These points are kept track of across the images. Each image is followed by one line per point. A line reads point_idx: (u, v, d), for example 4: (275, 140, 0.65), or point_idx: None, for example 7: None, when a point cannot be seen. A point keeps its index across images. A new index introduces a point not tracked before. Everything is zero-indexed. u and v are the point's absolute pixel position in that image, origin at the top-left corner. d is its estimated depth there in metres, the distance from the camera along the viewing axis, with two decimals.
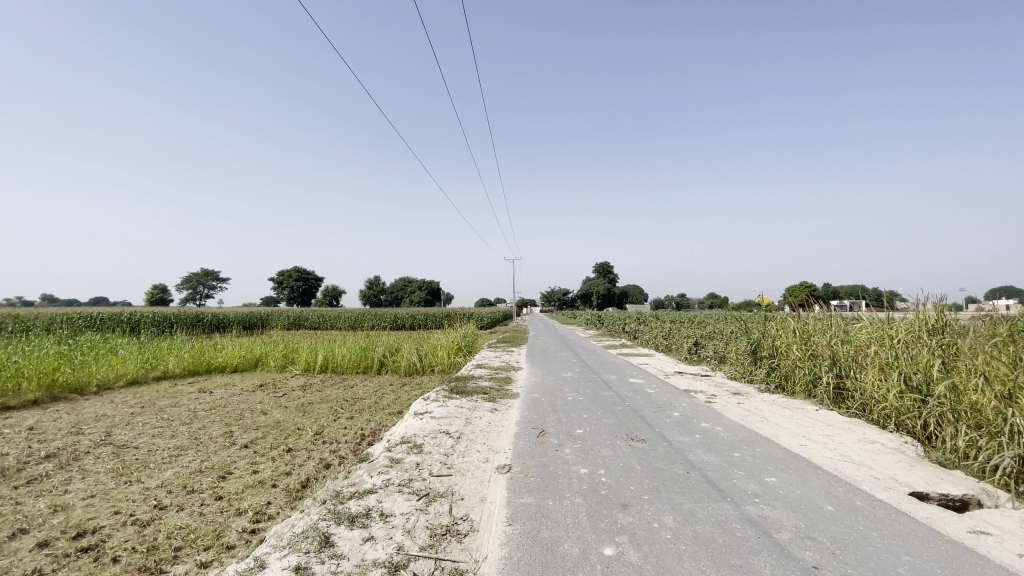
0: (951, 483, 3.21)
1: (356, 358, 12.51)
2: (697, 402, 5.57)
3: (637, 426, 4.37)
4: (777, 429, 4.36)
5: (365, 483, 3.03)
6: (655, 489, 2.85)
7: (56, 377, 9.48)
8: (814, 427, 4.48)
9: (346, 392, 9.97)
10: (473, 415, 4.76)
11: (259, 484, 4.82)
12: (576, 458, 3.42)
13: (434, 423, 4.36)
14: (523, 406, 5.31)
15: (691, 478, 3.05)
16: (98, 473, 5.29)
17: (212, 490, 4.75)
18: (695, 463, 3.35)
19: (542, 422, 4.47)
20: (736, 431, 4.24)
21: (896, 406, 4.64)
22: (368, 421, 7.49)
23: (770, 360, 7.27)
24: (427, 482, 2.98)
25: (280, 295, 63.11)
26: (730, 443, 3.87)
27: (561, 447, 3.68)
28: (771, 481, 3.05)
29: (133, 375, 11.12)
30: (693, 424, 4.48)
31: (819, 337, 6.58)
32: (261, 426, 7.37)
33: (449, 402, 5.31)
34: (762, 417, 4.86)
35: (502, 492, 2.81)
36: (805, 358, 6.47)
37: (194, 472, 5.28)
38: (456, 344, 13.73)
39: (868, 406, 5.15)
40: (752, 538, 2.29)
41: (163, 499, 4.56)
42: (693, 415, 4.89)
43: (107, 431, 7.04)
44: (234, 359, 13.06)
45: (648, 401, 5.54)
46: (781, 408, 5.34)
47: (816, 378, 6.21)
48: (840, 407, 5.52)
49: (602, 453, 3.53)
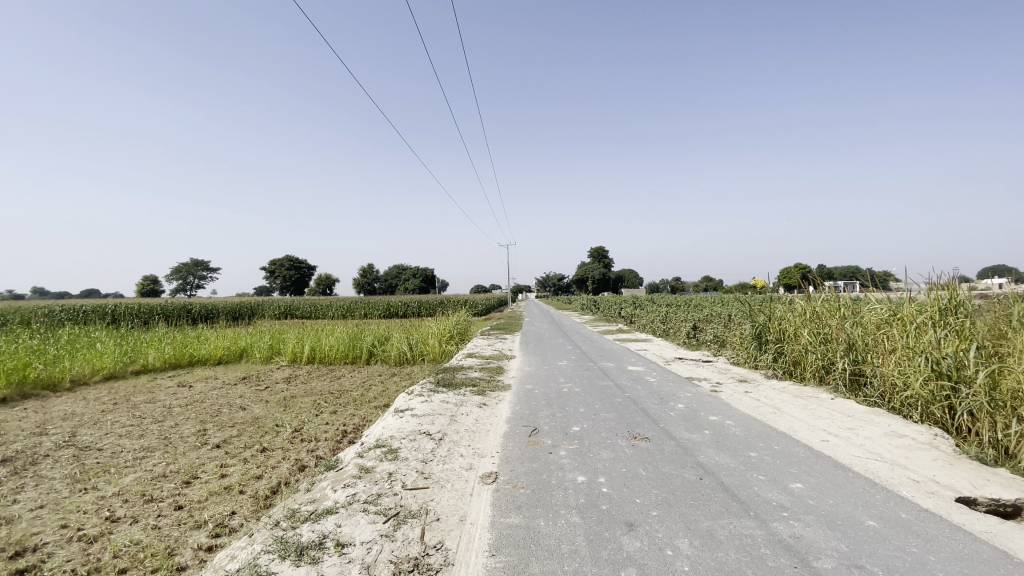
0: (999, 485, 2.79)
1: (344, 348, 12.04)
2: (703, 392, 5.17)
3: (640, 421, 3.94)
4: (793, 422, 3.95)
5: (326, 500, 2.60)
6: (666, 503, 2.42)
7: (26, 373, 8.98)
8: (833, 418, 4.08)
9: (332, 384, 9.52)
10: (459, 412, 4.32)
11: (224, 491, 4.38)
12: (572, 462, 2.98)
13: (414, 422, 3.92)
14: (515, 399, 4.87)
15: (704, 487, 2.63)
16: (53, 479, 4.85)
17: (173, 499, 4.31)
18: (707, 466, 2.93)
19: (534, 418, 4.04)
20: (748, 425, 3.83)
21: (924, 395, 4.23)
22: (352, 415, 7.05)
23: (776, 345, 6.88)
24: (398, 498, 2.55)
25: (273, 283, 62.27)
26: (744, 440, 3.44)
27: (555, 448, 3.25)
28: (797, 489, 2.64)
29: (110, 370, 10.63)
30: (700, 418, 4.06)
31: (830, 319, 6.17)
32: (237, 423, 6.93)
33: (434, 397, 4.87)
34: (775, 408, 4.45)
35: (485, 510, 2.38)
36: (815, 342, 6.06)
37: (157, 477, 4.85)
38: (448, 332, 13.30)
39: (889, 394, 4.75)
40: (788, 569, 1.87)
41: (116, 511, 4.12)
42: (700, 406, 4.47)
43: (72, 431, 6.57)
44: (217, 351, 12.59)
45: (650, 392, 5.12)
46: (793, 396, 4.93)
47: (829, 363, 5.79)
48: (858, 395, 5.12)
49: (601, 456, 3.09)
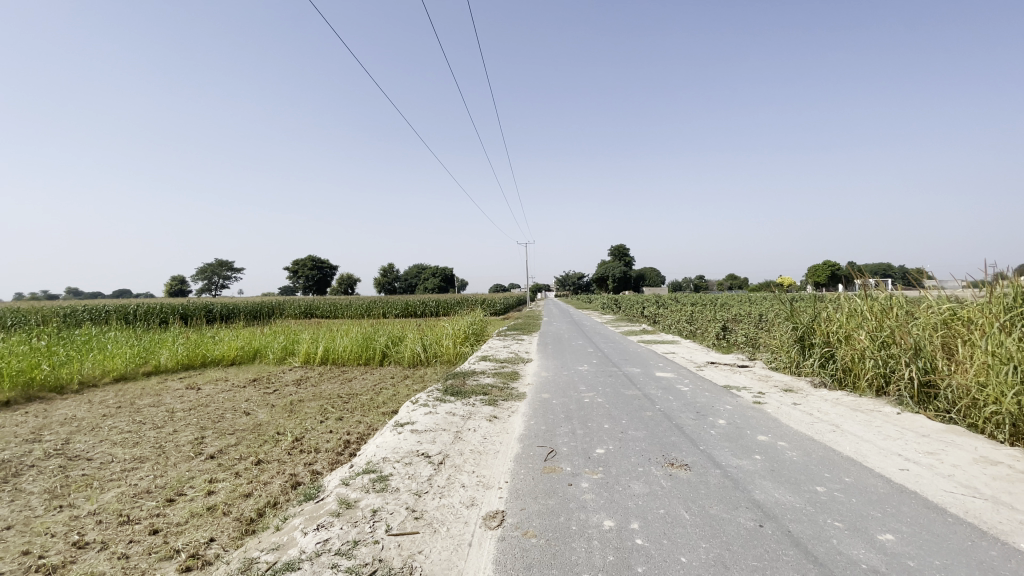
0: None
1: (357, 349, 11.66)
2: (744, 404, 4.54)
3: (675, 442, 3.35)
4: (859, 444, 3.31)
5: (292, 549, 2.10)
6: (720, 566, 1.85)
7: (35, 375, 8.80)
8: (908, 440, 3.41)
9: (342, 387, 9.13)
10: (466, 426, 3.81)
11: (206, 512, 3.93)
12: (596, 499, 2.43)
13: (413, 440, 3.41)
14: (530, 412, 4.31)
15: (767, 539, 2.05)
16: (30, 494, 4.49)
17: (149, 521, 3.88)
18: (766, 507, 2.34)
19: (551, 437, 3.49)
20: (807, 448, 3.22)
21: (1013, 411, 3.51)
22: (357, 422, 6.60)
23: (824, 350, 6.17)
24: (377, 549, 2.03)
25: (295, 283, 62.72)
26: (806, 469, 2.84)
27: (575, 478, 2.70)
28: (889, 543, 2.04)
29: (121, 371, 10.46)
30: (747, 438, 3.45)
31: (886, 320, 5.45)
32: (237, 430, 6.54)
33: (439, 408, 4.37)
34: (833, 425, 3.80)
35: (485, 571, 1.85)
36: (872, 347, 5.32)
37: (139, 493, 4.45)
38: (463, 333, 12.83)
39: (969, 408, 4.02)
40: None
41: (87, 534, 3.71)
42: (744, 423, 3.85)
43: (67, 439, 6.26)
44: (230, 352, 12.38)
45: (684, 403, 4.52)
46: (850, 410, 4.26)
47: (889, 371, 5.08)
48: (928, 409, 4.39)
49: (632, 490, 2.53)
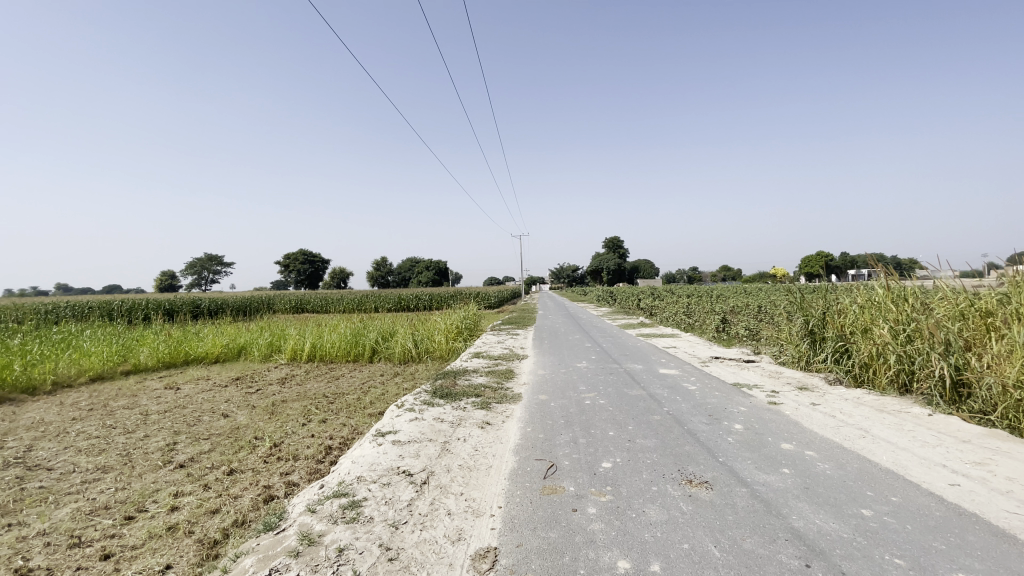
0: None
1: (345, 346, 11.23)
2: (760, 405, 4.16)
3: (691, 453, 2.98)
4: (897, 453, 2.96)
5: None
6: None
7: (4, 376, 8.29)
8: (951, 448, 3.04)
9: (328, 386, 8.71)
10: (455, 436, 3.40)
11: (167, 533, 3.51)
12: (607, 531, 2.04)
13: (395, 455, 3.00)
14: (526, 417, 3.91)
15: None
16: None
17: (103, 544, 3.44)
18: (810, 540, 1.96)
19: (551, 449, 3.09)
20: (840, 459, 2.85)
21: None
22: (342, 425, 6.20)
23: (838, 344, 5.81)
24: None
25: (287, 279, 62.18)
26: (844, 486, 2.47)
27: (580, 502, 2.31)
28: None
29: (98, 371, 9.98)
30: (769, 447, 3.08)
31: (906, 313, 5.06)
32: (213, 434, 6.10)
33: (426, 414, 3.96)
34: (862, 430, 3.44)
35: None
36: (895, 342, 4.93)
37: (96, 510, 4.01)
38: (456, 328, 12.42)
39: (1009, 410, 3.64)
40: None
41: (31, 559, 3.27)
42: (763, 428, 3.48)
43: (29, 446, 5.78)
44: (214, 350, 11.89)
45: (693, 405, 4.14)
46: (875, 412, 3.90)
47: (913, 369, 4.71)
48: (962, 409, 4.01)
49: (648, 518, 2.14)
